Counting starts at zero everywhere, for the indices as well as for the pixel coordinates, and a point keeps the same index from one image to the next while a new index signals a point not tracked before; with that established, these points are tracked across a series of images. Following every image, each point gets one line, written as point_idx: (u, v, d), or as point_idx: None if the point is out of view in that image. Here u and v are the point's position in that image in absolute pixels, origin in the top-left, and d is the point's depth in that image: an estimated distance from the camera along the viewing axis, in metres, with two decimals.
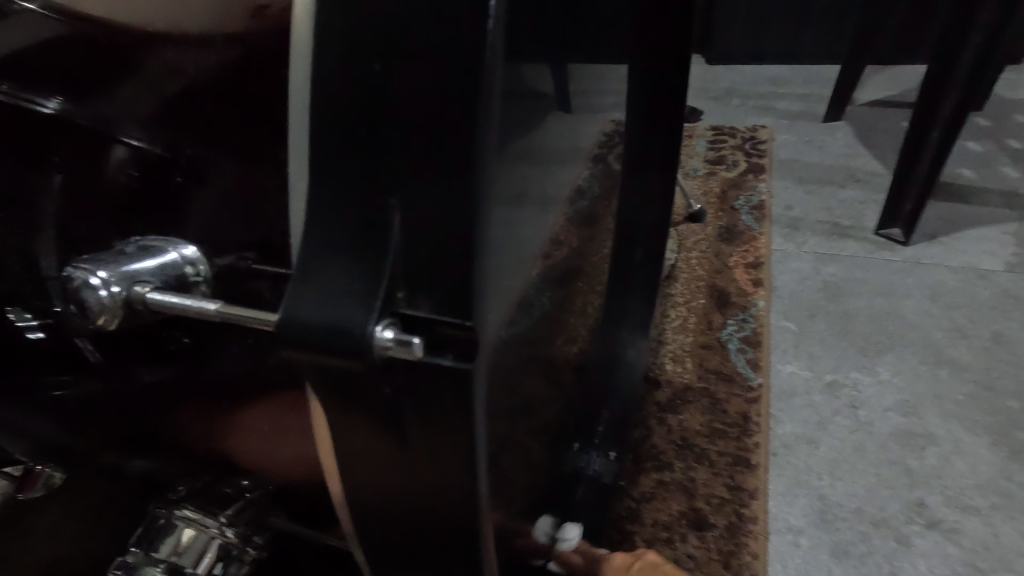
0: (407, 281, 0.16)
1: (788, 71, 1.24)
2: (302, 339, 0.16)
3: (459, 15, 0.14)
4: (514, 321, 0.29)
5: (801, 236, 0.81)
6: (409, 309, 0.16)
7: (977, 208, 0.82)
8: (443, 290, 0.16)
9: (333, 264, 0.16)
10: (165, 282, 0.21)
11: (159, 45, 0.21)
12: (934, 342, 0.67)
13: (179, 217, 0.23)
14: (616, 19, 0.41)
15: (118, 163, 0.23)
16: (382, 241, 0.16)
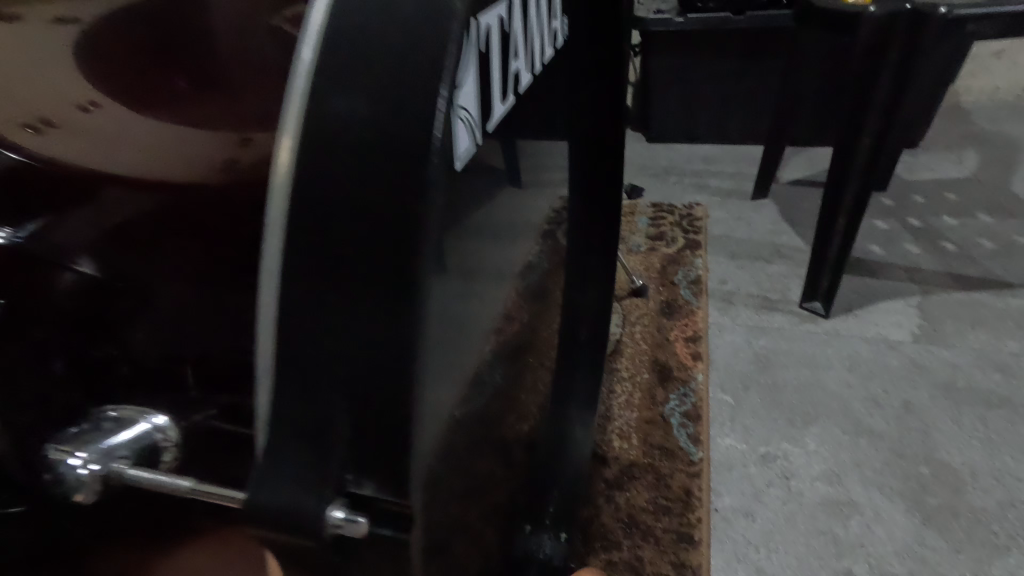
0: (354, 464, 0.19)
1: (718, 150, 1.35)
2: (265, 521, 0.19)
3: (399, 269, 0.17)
4: (455, 413, 0.32)
5: (733, 310, 0.88)
6: (357, 486, 0.19)
7: (884, 282, 0.92)
8: (385, 476, 0.19)
9: (292, 456, 0.19)
10: (137, 452, 0.26)
11: (102, 195, 0.27)
12: (853, 412, 0.73)
13: (125, 336, 0.31)
14: (548, 114, 0.45)
15: (69, 283, 0.30)
16: (333, 438, 0.19)
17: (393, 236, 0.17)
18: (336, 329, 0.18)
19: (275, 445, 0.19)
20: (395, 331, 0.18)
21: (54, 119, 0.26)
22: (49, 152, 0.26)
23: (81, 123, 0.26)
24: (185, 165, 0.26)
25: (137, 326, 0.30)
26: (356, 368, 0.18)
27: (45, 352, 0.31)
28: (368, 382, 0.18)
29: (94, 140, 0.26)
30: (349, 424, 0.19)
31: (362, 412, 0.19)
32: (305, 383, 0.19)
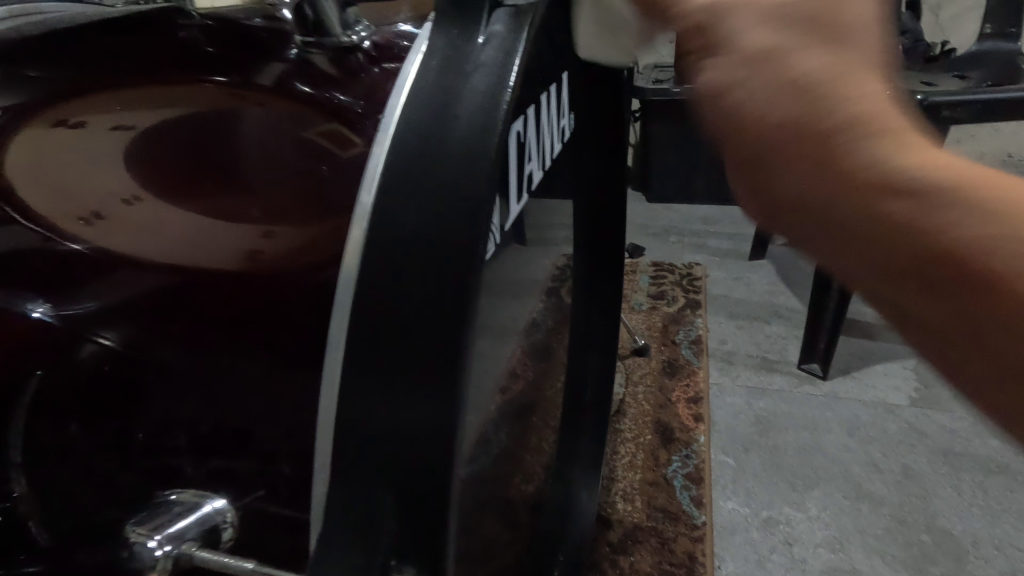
0: (404, 526, 0.24)
1: (717, 211, 1.41)
2: None
3: (433, 398, 0.22)
4: (466, 475, 0.35)
5: (734, 370, 0.91)
6: (403, 544, 0.24)
7: (880, 344, 0.95)
8: (423, 561, 0.24)
9: (344, 537, 0.24)
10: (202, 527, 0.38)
11: (147, 279, 0.37)
12: (854, 477, 0.74)
13: (145, 390, 0.39)
14: (550, 188, 0.48)
15: (87, 354, 0.39)
16: (379, 523, 0.24)
17: (423, 372, 0.22)
18: (382, 442, 0.23)
19: (339, 503, 0.24)
20: (439, 420, 0.22)
21: (103, 212, 0.37)
22: (97, 240, 0.37)
23: (134, 216, 0.37)
24: (220, 248, 0.36)
25: (159, 386, 0.38)
26: (404, 449, 0.23)
27: (152, 409, 0.39)
28: (413, 459, 0.23)
29: (156, 233, 0.37)
30: (398, 492, 0.23)
31: (410, 482, 0.23)
32: (356, 483, 0.24)
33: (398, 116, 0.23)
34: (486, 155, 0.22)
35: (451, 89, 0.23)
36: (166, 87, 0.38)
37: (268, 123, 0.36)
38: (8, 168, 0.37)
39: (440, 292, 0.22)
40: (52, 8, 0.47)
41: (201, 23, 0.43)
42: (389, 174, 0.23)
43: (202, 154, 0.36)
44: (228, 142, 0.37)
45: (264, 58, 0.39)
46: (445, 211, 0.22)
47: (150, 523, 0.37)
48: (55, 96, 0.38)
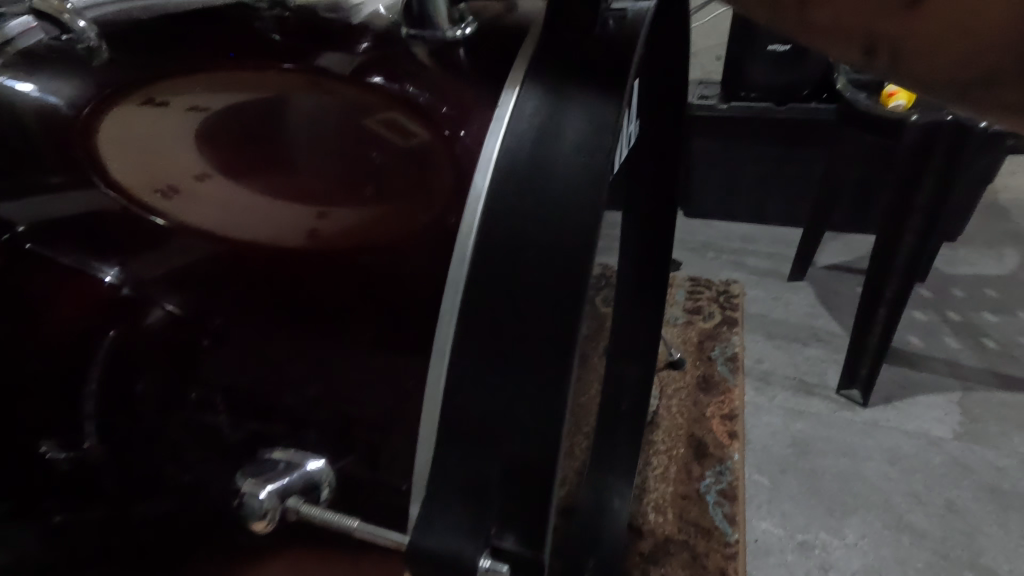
0: (507, 507, 0.27)
1: (756, 230, 1.39)
2: (425, 561, 0.28)
3: (535, 398, 0.26)
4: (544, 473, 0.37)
5: (770, 390, 0.90)
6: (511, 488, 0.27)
7: (924, 375, 0.93)
8: (522, 541, 0.27)
9: (447, 514, 0.27)
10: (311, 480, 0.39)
11: (216, 252, 0.38)
12: (895, 507, 0.72)
13: (203, 358, 0.40)
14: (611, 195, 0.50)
15: (151, 321, 0.40)
16: (480, 506, 0.27)
17: (531, 377, 0.26)
18: (488, 435, 0.27)
19: (444, 470, 0.27)
20: (554, 367, 0.26)
21: (178, 186, 0.38)
22: (170, 211, 0.38)
23: (205, 191, 0.38)
24: (289, 228, 0.38)
25: (218, 355, 0.40)
26: (519, 392, 0.26)
27: (210, 377, 0.41)
28: (526, 401, 0.26)
29: (226, 209, 0.38)
30: (509, 437, 0.26)
31: (518, 424, 0.26)
32: (462, 468, 0.27)
33: (516, 103, 0.27)
34: (605, 138, 0.26)
35: (568, 81, 0.27)
36: (241, 73, 0.40)
37: (334, 109, 0.38)
38: (99, 139, 0.39)
39: (557, 251, 0.25)
40: None
41: (284, 14, 0.45)
42: (511, 155, 0.26)
43: (271, 137, 0.38)
44: (294, 127, 0.38)
45: (331, 51, 0.41)
46: (567, 184, 0.25)
47: (261, 474, 0.39)
48: (143, 78, 0.40)
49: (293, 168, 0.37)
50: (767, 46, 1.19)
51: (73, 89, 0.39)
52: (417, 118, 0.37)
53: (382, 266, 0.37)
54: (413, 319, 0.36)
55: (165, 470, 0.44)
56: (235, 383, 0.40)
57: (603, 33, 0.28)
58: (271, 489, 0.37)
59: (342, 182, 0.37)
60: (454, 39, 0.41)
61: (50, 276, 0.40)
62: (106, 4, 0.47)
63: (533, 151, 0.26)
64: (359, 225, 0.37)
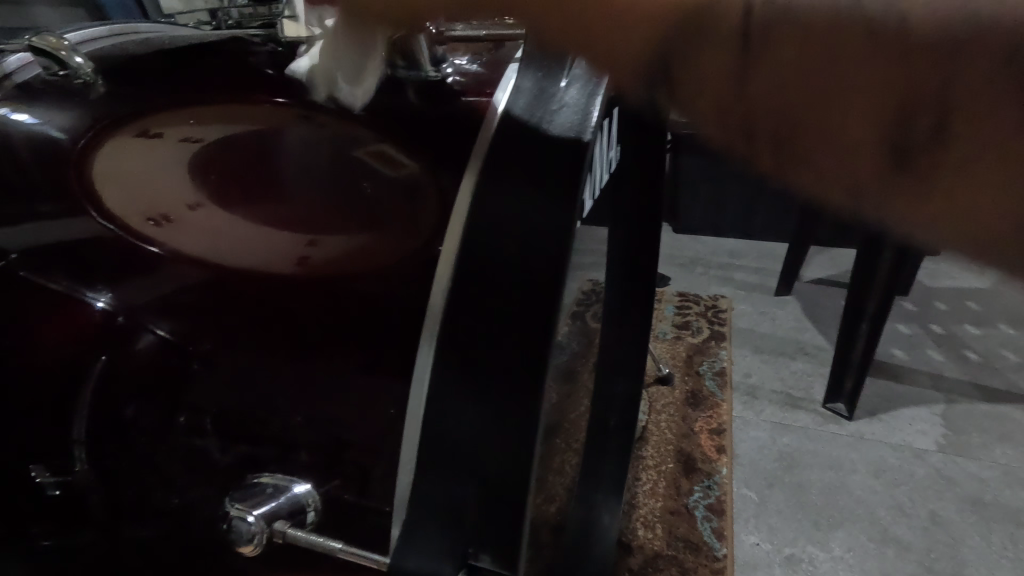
0: (487, 527, 0.29)
1: None
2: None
3: (514, 427, 0.28)
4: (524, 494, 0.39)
5: (758, 404, 0.91)
6: (493, 506, 0.28)
7: (908, 387, 0.94)
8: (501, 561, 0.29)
9: (429, 534, 0.29)
10: (297, 502, 0.40)
11: (206, 280, 0.40)
12: (880, 520, 0.73)
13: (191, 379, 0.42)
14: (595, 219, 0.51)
15: (142, 345, 0.42)
16: (461, 527, 0.29)
17: (507, 407, 0.27)
18: (463, 459, 0.28)
19: (426, 493, 0.29)
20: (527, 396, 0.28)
21: (170, 216, 0.40)
22: (162, 238, 0.40)
23: (197, 220, 0.39)
24: (278, 255, 0.39)
25: (206, 375, 0.42)
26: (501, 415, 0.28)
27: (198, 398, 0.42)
28: (505, 421, 0.28)
29: (217, 238, 0.40)
30: (490, 457, 0.28)
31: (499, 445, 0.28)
32: (443, 491, 0.29)
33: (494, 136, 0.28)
34: (576, 173, 0.27)
35: (543, 117, 0.28)
36: (229, 104, 0.40)
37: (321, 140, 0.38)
38: (95, 171, 0.41)
39: (529, 285, 0.27)
40: (146, 28, 0.51)
41: (274, 46, 0.45)
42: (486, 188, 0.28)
43: (261, 168, 0.39)
44: (283, 157, 0.39)
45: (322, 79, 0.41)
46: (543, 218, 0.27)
47: (248, 499, 0.39)
48: (138, 110, 0.41)
49: (284, 198, 0.38)
50: None
51: (69, 120, 0.41)
52: (407, 153, 0.37)
53: (371, 292, 0.38)
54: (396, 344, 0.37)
55: (154, 492, 0.45)
56: (224, 406, 0.41)
57: None
58: (259, 513, 0.38)
59: (330, 212, 0.38)
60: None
61: (45, 301, 0.43)
62: (103, 37, 0.48)
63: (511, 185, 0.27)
64: (348, 255, 0.38)
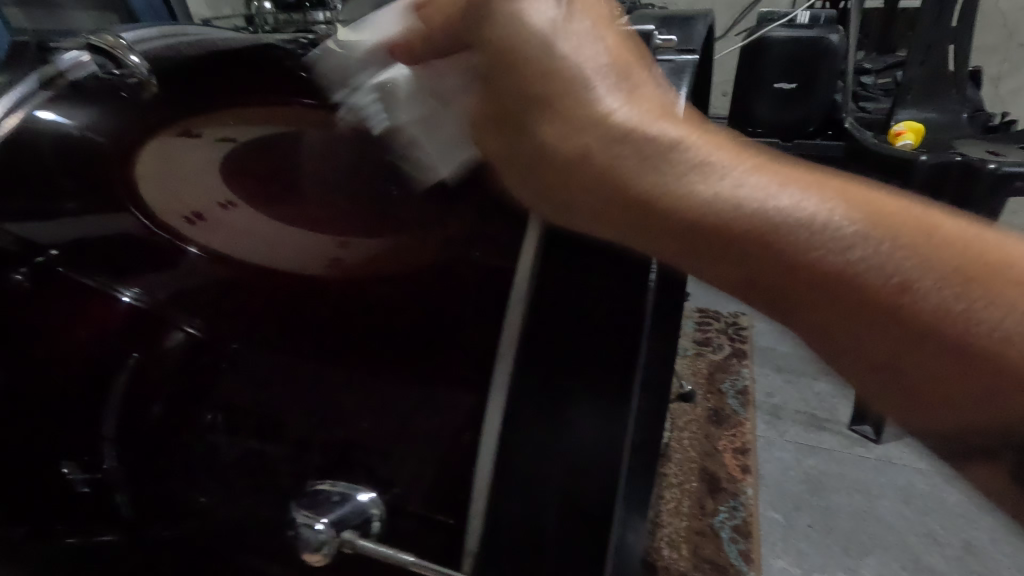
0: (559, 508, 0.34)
1: None
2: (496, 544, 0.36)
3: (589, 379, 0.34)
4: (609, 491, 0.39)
5: (782, 425, 0.90)
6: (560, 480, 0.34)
7: None
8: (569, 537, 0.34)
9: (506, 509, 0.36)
10: (363, 512, 0.39)
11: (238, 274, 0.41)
12: (911, 547, 0.72)
13: (216, 380, 0.42)
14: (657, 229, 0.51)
15: (171, 344, 0.42)
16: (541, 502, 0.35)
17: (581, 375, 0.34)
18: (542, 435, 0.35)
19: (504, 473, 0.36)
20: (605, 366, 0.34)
21: (206, 216, 0.41)
22: (201, 236, 0.41)
23: (237, 220, 0.41)
24: (314, 257, 0.39)
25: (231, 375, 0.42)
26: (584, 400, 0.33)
27: (227, 400, 0.42)
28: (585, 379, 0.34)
29: (254, 236, 0.41)
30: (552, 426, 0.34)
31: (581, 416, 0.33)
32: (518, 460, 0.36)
33: None
34: None
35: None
36: (259, 108, 0.41)
37: (349, 142, 0.39)
38: (137, 171, 0.42)
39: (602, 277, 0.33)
40: (193, 30, 0.52)
41: (313, 53, 0.47)
42: None
43: (287, 172, 0.39)
44: (310, 158, 0.39)
45: (361, 89, 0.42)
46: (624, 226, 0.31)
47: (317, 506, 0.39)
48: (181, 109, 0.42)
49: (310, 202, 0.39)
50: (774, 83, 1.22)
51: (110, 119, 0.42)
52: None
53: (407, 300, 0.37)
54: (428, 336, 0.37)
55: (183, 492, 0.45)
56: (248, 404, 0.42)
57: (647, 86, 0.33)
58: (328, 521, 0.38)
59: (365, 217, 0.38)
60: None
61: (77, 297, 0.43)
62: (153, 37, 0.49)
63: None
64: (379, 255, 0.38)
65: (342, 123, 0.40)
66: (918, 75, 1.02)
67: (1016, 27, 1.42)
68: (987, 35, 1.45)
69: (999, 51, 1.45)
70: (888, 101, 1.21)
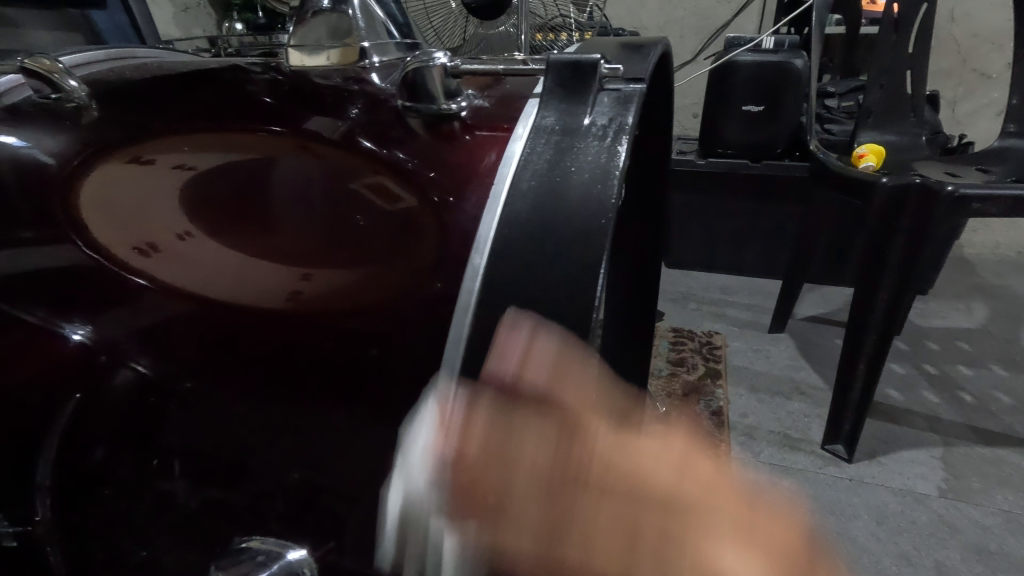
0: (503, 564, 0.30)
1: (734, 281, 1.43)
2: None
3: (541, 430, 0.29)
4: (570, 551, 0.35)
5: (756, 446, 0.92)
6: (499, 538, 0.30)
7: (905, 430, 0.95)
8: None
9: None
10: (292, 566, 0.38)
11: (183, 305, 0.39)
12: (884, 569, 0.72)
13: (164, 419, 0.40)
14: None
15: (120, 381, 0.40)
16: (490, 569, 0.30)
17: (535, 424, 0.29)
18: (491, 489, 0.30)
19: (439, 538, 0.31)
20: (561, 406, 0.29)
21: (157, 245, 0.38)
22: (148, 266, 0.39)
23: (190, 250, 0.38)
24: (270, 294, 0.37)
25: (181, 415, 0.40)
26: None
27: (172, 441, 0.40)
28: None
29: (203, 267, 0.38)
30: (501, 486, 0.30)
31: None
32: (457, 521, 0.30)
33: (515, 176, 0.32)
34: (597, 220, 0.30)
35: (562, 161, 0.32)
36: (225, 135, 0.39)
37: (324, 172, 0.37)
38: (80, 196, 0.39)
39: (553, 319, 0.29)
40: (144, 53, 0.51)
41: (278, 78, 0.45)
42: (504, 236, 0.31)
43: (253, 203, 0.38)
44: (279, 187, 0.37)
45: (321, 115, 0.40)
46: (562, 261, 0.30)
47: (239, 565, 0.38)
48: (131, 135, 0.40)
49: (275, 234, 0.37)
50: (741, 106, 1.24)
51: (47, 144, 0.40)
52: (401, 182, 0.36)
53: (372, 335, 0.35)
54: (381, 371, 0.35)
55: (125, 539, 0.43)
56: (203, 446, 0.40)
57: (595, 112, 0.33)
58: None
59: (326, 246, 0.36)
60: (450, 113, 0.39)
61: (16, 333, 0.40)
62: (100, 61, 0.48)
63: (528, 220, 0.31)
64: (342, 288, 0.36)
65: (305, 150, 0.38)
66: (877, 98, 1.05)
67: (970, 51, 1.48)
68: (944, 59, 1.50)
69: (954, 74, 1.51)
70: (851, 122, 1.24)
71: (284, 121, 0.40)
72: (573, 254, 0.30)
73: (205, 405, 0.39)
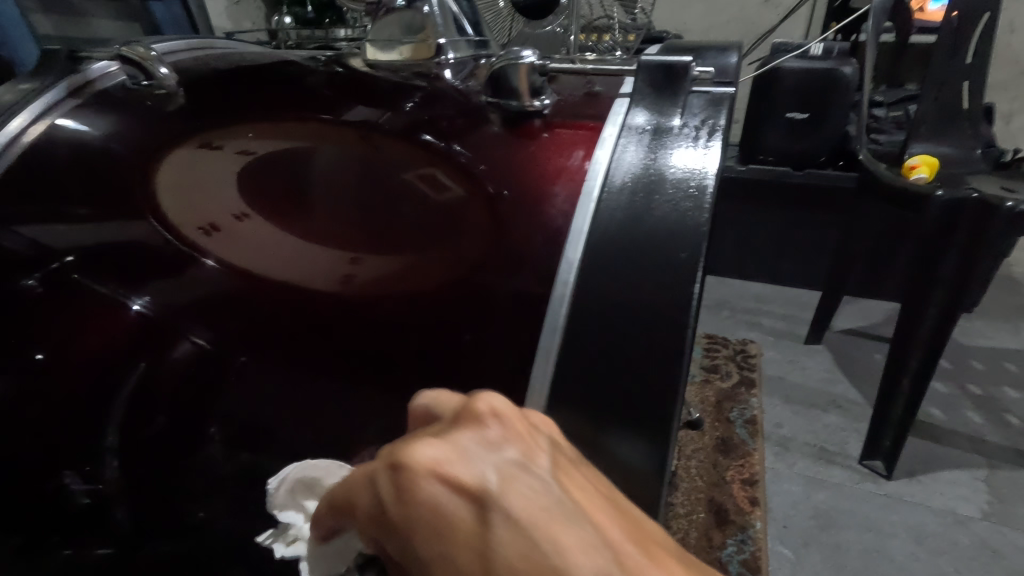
0: None
1: (770, 289, 1.41)
2: None
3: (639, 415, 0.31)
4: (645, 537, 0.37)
5: (790, 458, 0.91)
6: None
7: (948, 450, 0.93)
8: None
9: None
10: None
11: (236, 283, 0.40)
12: None
13: (216, 392, 0.40)
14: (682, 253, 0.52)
15: (179, 354, 0.40)
16: None
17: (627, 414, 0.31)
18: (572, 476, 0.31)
19: None
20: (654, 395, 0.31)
21: (218, 225, 0.40)
22: (211, 245, 0.40)
23: (247, 230, 0.40)
24: (319, 276, 0.38)
25: (230, 390, 0.40)
26: (631, 435, 0.31)
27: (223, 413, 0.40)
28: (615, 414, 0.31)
29: (256, 248, 0.40)
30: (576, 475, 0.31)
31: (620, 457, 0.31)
32: None
33: (607, 177, 0.35)
34: (697, 215, 0.33)
35: (658, 162, 0.35)
36: (285, 125, 0.42)
37: (369, 161, 0.39)
38: (156, 179, 0.41)
39: (650, 309, 0.31)
40: (221, 44, 0.53)
41: (338, 71, 0.48)
42: (601, 228, 0.33)
43: (307, 186, 0.40)
44: (326, 174, 0.39)
45: (374, 107, 0.42)
46: (660, 251, 0.32)
47: None
48: (203, 123, 0.43)
49: (326, 216, 0.39)
50: (786, 113, 1.22)
51: (137, 131, 0.42)
52: (450, 174, 0.37)
53: (414, 319, 0.36)
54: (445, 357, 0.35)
55: None
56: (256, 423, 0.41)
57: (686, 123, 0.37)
58: None
59: (375, 231, 0.37)
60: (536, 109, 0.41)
61: (88, 303, 0.40)
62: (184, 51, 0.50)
63: (626, 214, 0.33)
64: (389, 273, 0.37)
65: (355, 140, 0.40)
66: (931, 111, 1.03)
67: None
68: (1000, 71, 1.46)
69: (1010, 87, 1.46)
70: (902, 133, 1.21)
71: (336, 112, 0.42)
72: (681, 242, 0.32)
73: (255, 382, 0.40)
